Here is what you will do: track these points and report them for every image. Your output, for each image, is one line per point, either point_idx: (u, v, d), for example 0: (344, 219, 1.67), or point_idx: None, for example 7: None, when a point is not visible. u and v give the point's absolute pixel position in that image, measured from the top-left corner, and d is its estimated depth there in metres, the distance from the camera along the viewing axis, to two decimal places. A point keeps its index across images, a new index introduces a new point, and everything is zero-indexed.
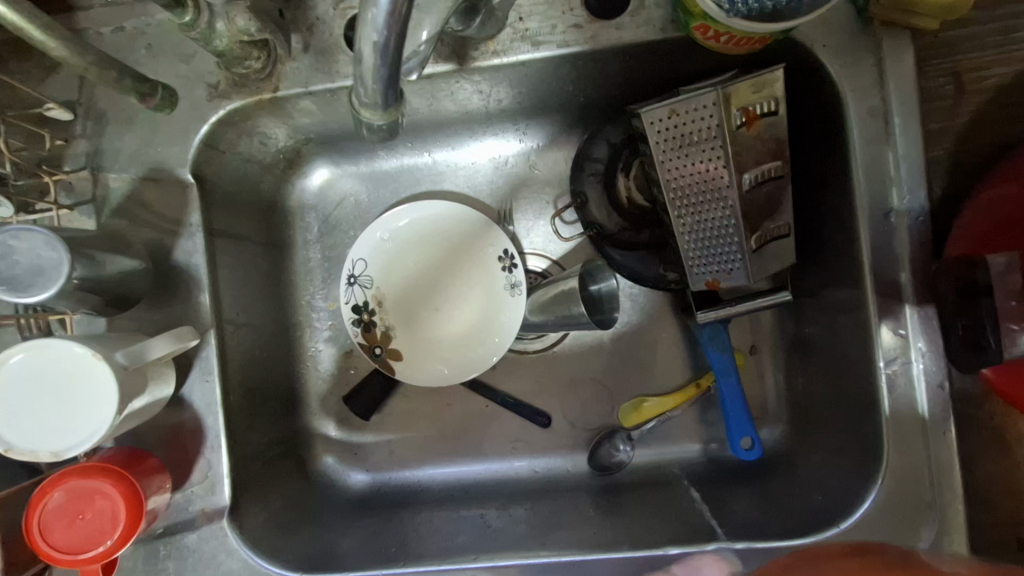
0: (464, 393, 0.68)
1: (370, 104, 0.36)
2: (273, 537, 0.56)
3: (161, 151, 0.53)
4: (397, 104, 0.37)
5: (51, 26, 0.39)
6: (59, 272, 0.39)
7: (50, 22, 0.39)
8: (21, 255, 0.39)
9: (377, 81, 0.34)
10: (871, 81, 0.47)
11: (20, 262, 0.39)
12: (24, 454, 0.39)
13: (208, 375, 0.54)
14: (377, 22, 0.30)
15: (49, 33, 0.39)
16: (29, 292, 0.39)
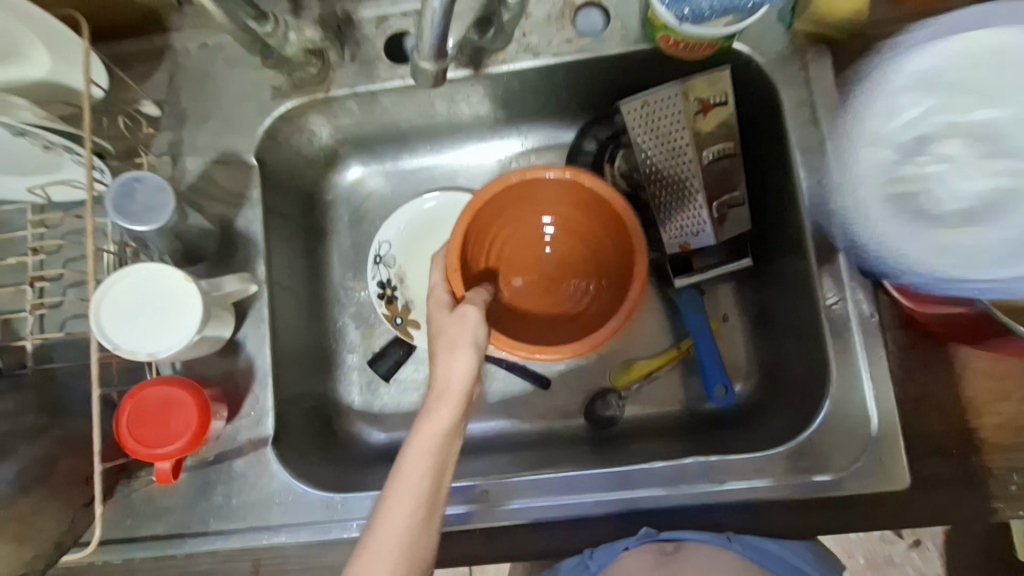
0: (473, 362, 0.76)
1: (428, 59, 0.49)
2: (307, 466, 0.64)
3: (231, 140, 0.65)
4: (444, 59, 0.49)
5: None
6: (166, 212, 0.51)
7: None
8: (140, 196, 0.52)
9: (431, 36, 0.46)
10: (797, 80, 0.60)
11: (138, 201, 0.51)
12: (127, 353, 0.50)
13: (260, 323, 0.64)
14: None
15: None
16: (142, 223, 0.51)
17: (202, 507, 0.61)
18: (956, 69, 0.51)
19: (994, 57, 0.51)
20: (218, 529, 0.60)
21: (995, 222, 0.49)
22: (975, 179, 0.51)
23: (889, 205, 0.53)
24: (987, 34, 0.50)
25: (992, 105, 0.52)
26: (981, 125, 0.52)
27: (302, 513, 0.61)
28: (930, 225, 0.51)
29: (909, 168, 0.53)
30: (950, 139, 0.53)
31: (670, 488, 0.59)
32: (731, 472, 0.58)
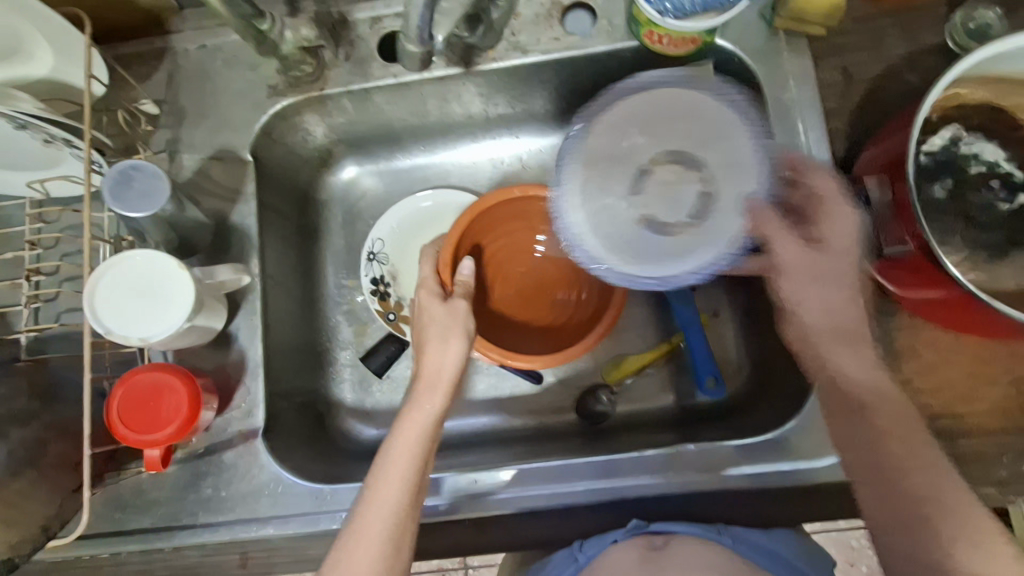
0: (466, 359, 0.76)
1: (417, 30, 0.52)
2: (297, 459, 0.64)
3: (227, 137, 0.67)
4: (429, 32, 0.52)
5: None
6: (162, 195, 0.55)
7: None
8: (135, 182, 0.55)
9: (418, 17, 0.49)
10: (780, 73, 0.61)
11: (134, 187, 0.54)
12: (119, 337, 0.51)
13: (252, 316, 0.64)
14: None
15: None
16: (138, 209, 0.54)
17: (191, 499, 0.61)
18: (631, 127, 0.61)
19: (615, 123, 0.61)
20: (207, 522, 0.60)
21: (710, 229, 0.57)
22: (673, 200, 0.59)
23: (587, 227, 0.59)
24: (603, 118, 0.62)
25: (662, 145, 0.60)
26: (685, 154, 0.59)
27: (291, 505, 0.60)
28: (628, 238, 0.59)
29: (593, 197, 0.60)
30: (675, 159, 0.60)
31: (659, 475, 0.59)
32: (721, 459, 0.58)
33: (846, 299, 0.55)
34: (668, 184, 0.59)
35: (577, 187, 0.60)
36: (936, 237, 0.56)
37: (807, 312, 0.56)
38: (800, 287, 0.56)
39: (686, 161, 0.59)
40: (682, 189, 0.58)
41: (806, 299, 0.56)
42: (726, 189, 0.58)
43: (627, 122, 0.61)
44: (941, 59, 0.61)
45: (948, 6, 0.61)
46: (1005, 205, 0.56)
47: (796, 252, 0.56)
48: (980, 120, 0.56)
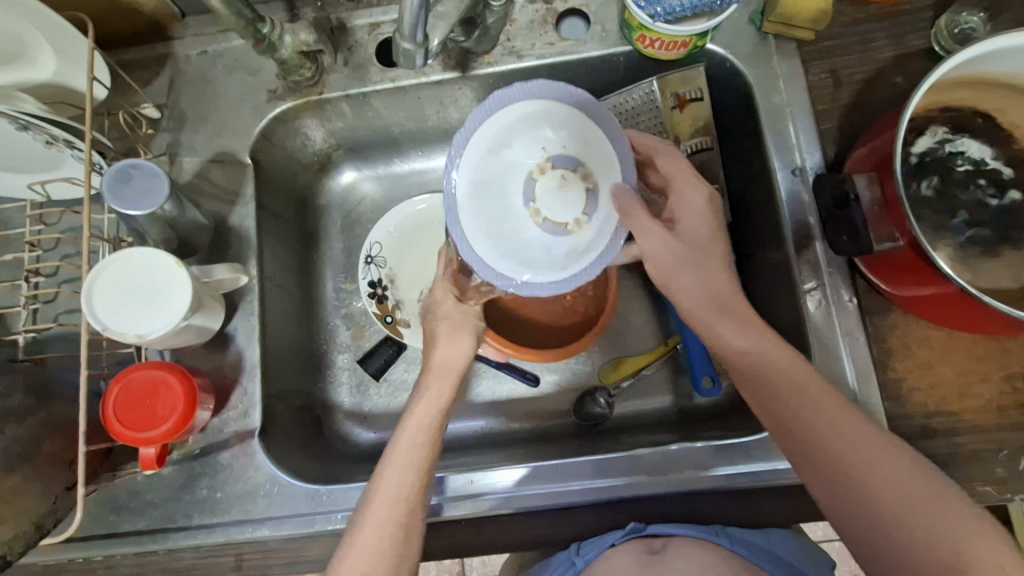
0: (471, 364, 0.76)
1: (409, 38, 0.51)
2: (293, 460, 0.64)
3: (227, 141, 0.68)
4: (424, 38, 0.51)
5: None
6: (162, 194, 0.55)
7: None
8: (134, 180, 0.55)
9: (411, 17, 0.49)
10: (770, 76, 0.63)
11: (134, 184, 0.55)
12: (116, 334, 0.51)
13: (249, 316, 0.64)
14: None
15: None
16: (136, 207, 0.55)
17: (186, 500, 0.60)
18: (512, 134, 0.57)
19: (495, 132, 0.57)
20: (202, 524, 0.60)
21: (594, 230, 0.56)
22: (556, 205, 0.57)
23: (487, 246, 0.56)
24: (492, 130, 0.57)
25: (539, 148, 0.58)
26: (563, 157, 0.57)
27: (287, 506, 0.60)
28: (523, 248, 0.57)
29: (489, 212, 0.57)
30: (558, 166, 0.57)
31: (656, 474, 0.59)
32: (720, 457, 0.58)
33: (716, 274, 0.58)
34: (551, 194, 0.57)
35: (470, 205, 0.56)
36: (927, 234, 0.56)
37: (680, 289, 0.58)
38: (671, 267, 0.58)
39: (563, 163, 0.57)
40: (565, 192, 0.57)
41: (681, 277, 0.58)
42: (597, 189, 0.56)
43: (504, 129, 0.57)
44: (927, 61, 0.62)
45: (933, 10, 0.63)
46: (994, 202, 0.57)
47: (662, 234, 0.57)
48: (967, 119, 0.57)
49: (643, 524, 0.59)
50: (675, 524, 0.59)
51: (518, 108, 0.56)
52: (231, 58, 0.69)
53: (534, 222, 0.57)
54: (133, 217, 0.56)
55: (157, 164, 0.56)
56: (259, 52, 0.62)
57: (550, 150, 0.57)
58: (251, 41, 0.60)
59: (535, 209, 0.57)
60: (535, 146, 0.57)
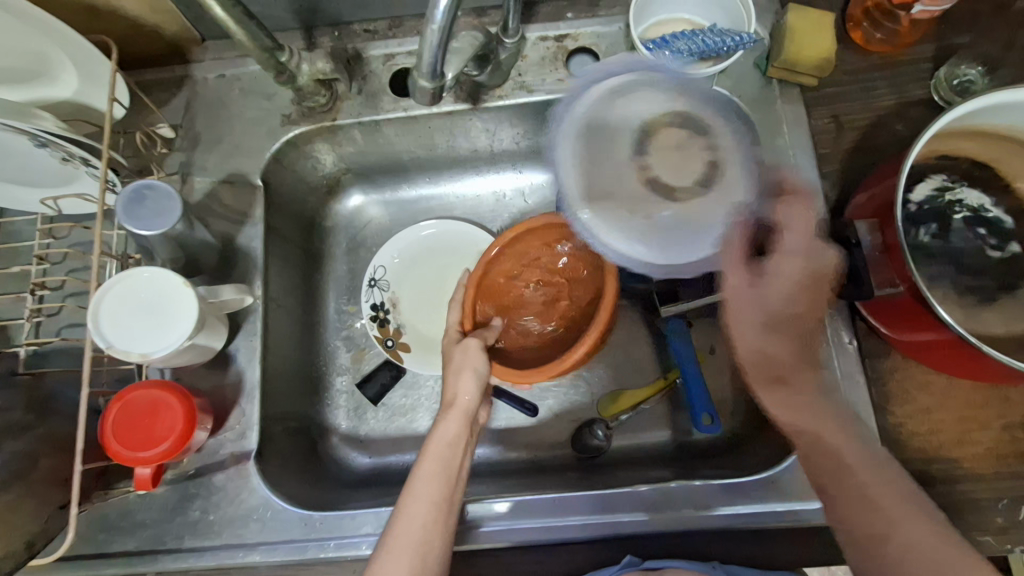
0: None
1: (427, 76, 0.53)
2: (287, 485, 0.64)
3: (238, 162, 0.69)
4: (441, 75, 0.53)
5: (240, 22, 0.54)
6: (173, 216, 0.56)
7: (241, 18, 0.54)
8: (147, 200, 0.56)
9: (429, 56, 0.50)
10: (774, 120, 0.64)
11: (147, 204, 0.56)
12: (120, 352, 0.51)
13: (252, 337, 0.65)
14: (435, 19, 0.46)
15: (227, 13, 0.52)
16: (147, 227, 0.56)
17: (178, 522, 0.60)
18: (657, 99, 0.60)
19: (597, 100, 0.61)
20: (192, 547, 0.59)
21: (709, 210, 0.56)
22: (739, 189, 0.57)
23: (597, 217, 0.56)
24: (587, 104, 0.61)
25: (657, 101, 0.60)
26: (660, 125, 0.60)
27: (280, 531, 0.59)
28: (687, 222, 0.56)
29: (599, 185, 0.58)
30: (670, 129, 0.60)
31: (654, 511, 0.58)
32: (718, 496, 0.58)
33: (792, 346, 0.58)
34: (699, 180, 0.58)
35: (581, 181, 0.58)
36: (927, 280, 0.57)
37: (749, 341, 0.58)
38: (756, 316, 0.58)
39: (672, 135, 0.60)
40: (707, 170, 0.58)
41: (757, 335, 0.58)
42: (678, 174, 0.58)
43: (626, 94, 0.61)
44: (927, 111, 0.64)
45: (933, 62, 0.65)
46: (992, 251, 0.58)
47: (741, 282, 0.57)
48: (966, 169, 0.58)
49: (641, 560, 0.58)
50: (673, 561, 0.58)
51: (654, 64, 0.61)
52: (248, 82, 0.71)
53: (639, 180, 0.58)
54: (144, 236, 0.57)
55: (170, 186, 0.57)
56: (278, 82, 0.63)
57: (682, 120, 0.60)
58: (270, 72, 0.62)
59: (641, 187, 0.58)
60: (672, 108, 0.60)
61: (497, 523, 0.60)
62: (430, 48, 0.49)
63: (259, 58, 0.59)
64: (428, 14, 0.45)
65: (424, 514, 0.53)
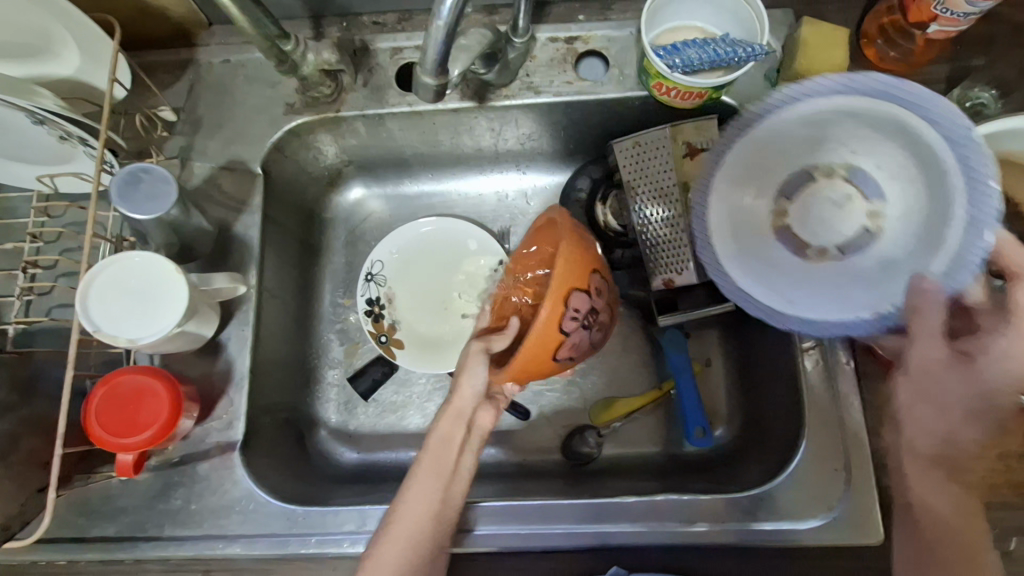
0: None
1: (430, 72, 0.52)
2: (272, 477, 0.63)
3: (239, 149, 0.68)
4: (445, 72, 0.52)
5: (244, 8, 0.53)
6: (167, 201, 0.55)
7: (246, 4, 0.53)
8: (142, 183, 0.56)
9: (434, 53, 0.49)
10: None
11: (142, 188, 0.55)
12: (107, 337, 0.51)
13: (244, 327, 0.64)
14: (441, 15, 0.45)
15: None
16: (140, 211, 0.55)
17: (159, 510, 0.59)
18: (868, 135, 0.52)
19: (788, 125, 0.53)
20: (172, 536, 0.58)
21: (877, 280, 0.52)
22: (911, 259, 0.50)
23: (731, 261, 0.54)
24: (772, 121, 0.53)
25: (850, 149, 0.53)
26: (861, 170, 0.53)
27: (262, 524, 0.58)
28: (837, 288, 0.53)
29: (736, 232, 0.55)
30: (850, 183, 0.54)
31: (640, 523, 0.58)
32: (706, 512, 0.57)
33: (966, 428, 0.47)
34: (909, 241, 0.51)
35: (722, 222, 0.55)
36: None
37: (908, 430, 0.48)
38: (914, 401, 0.47)
39: (862, 182, 0.53)
40: (905, 235, 0.51)
41: (906, 421, 0.48)
42: (898, 233, 0.51)
43: (822, 123, 0.53)
44: None
45: (946, 84, 0.64)
46: None
47: (940, 362, 0.46)
48: None
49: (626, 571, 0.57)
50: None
51: (857, 93, 0.50)
52: (252, 68, 0.70)
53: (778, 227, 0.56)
54: (137, 220, 0.56)
55: (167, 170, 0.56)
56: (281, 71, 0.63)
57: (893, 166, 0.51)
58: (274, 60, 0.61)
59: (800, 242, 0.55)
60: (844, 149, 0.53)
61: (488, 524, 0.59)
62: (435, 44, 0.49)
63: (263, 44, 0.58)
64: (435, 9, 0.45)
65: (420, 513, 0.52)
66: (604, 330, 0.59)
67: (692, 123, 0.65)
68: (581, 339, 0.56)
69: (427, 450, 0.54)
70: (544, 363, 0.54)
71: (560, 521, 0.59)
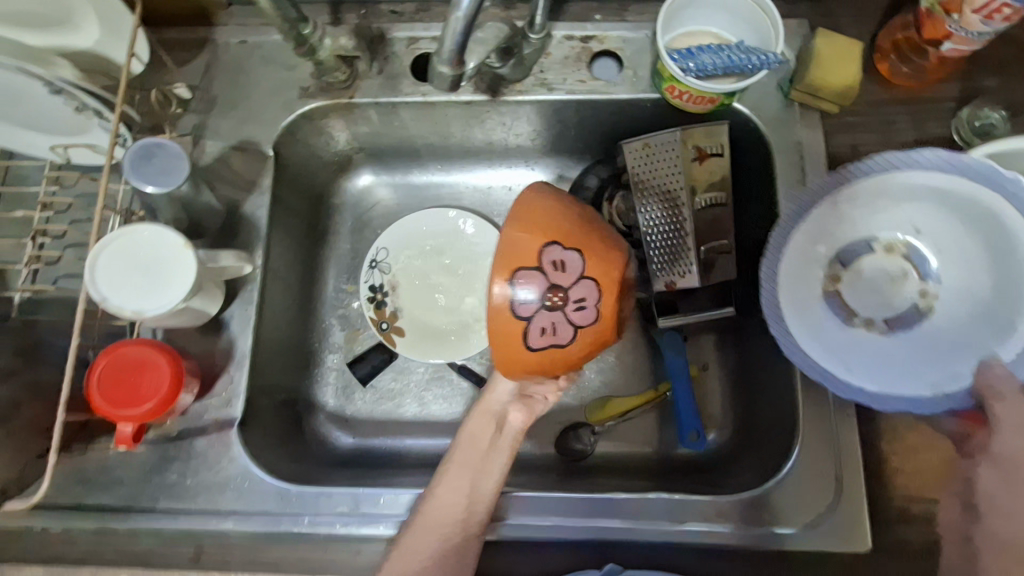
0: (463, 386, 0.76)
1: (447, 62, 0.52)
2: (268, 456, 0.64)
3: (251, 130, 0.68)
4: (461, 63, 0.52)
5: None
6: (179, 176, 0.56)
7: None
8: (154, 157, 0.56)
9: (451, 43, 0.50)
10: (792, 143, 0.64)
11: (154, 162, 0.56)
12: (113, 307, 0.51)
13: (247, 306, 0.64)
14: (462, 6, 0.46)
15: None
16: (150, 184, 0.55)
17: (155, 483, 0.60)
18: (937, 218, 0.56)
19: (871, 193, 0.57)
20: (166, 509, 0.59)
21: (929, 357, 0.55)
22: (971, 338, 0.54)
23: (794, 319, 0.57)
24: (860, 185, 0.56)
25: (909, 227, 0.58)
26: (919, 250, 0.58)
27: (255, 502, 0.59)
28: (892, 356, 0.56)
29: (797, 291, 0.58)
30: (906, 260, 0.59)
31: (629, 521, 0.58)
32: (695, 513, 0.58)
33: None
34: (964, 321, 0.55)
35: (790, 281, 0.57)
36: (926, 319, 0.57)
37: (989, 518, 0.46)
38: (1000, 489, 0.46)
39: (917, 262, 0.58)
40: (962, 315, 0.55)
41: (988, 511, 0.46)
42: (949, 311, 0.56)
43: (901, 198, 0.57)
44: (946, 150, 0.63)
45: (956, 101, 0.64)
46: None
47: None
48: None
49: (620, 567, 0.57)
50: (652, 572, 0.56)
51: (955, 175, 0.53)
52: (268, 50, 0.70)
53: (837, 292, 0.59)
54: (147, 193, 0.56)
55: (180, 146, 0.57)
56: (298, 54, 0.63)
57: (955, 249, 0.56)
58: (290, 43, 0.61)
59: (853, 309, 0.58)
60: (909, 227, 0.58)
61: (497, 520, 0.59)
62: (453, 34, 0.49)
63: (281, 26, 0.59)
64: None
65: (446, 506, 0.52)
66: (590, 309, 0.48)
67: (703, 127, 0.66)
68: (556, 324, 0.47)
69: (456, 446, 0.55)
70: (520, 354, 0.48)
71: (553, 513, 0.59)
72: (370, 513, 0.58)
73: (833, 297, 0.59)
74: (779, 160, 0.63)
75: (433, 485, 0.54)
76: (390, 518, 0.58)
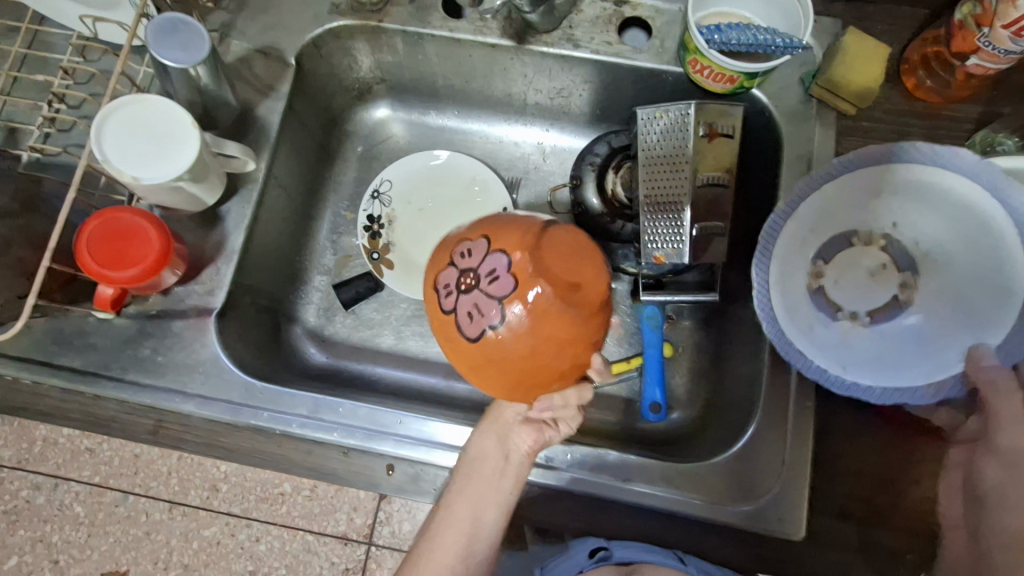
0: None
1: None
2: (241, 353, 0.65)
3: (278, 36, 0.69)
4: None
5: None
6: (196, 57, 0.57)
7: None
8: (178, 34, 0.57)
9: None
10: (803, 137, 0.64)
11: (178, 38, 0.57)
12: (111, 169, 0.52)
13: (245, 205, 0.66)
14: None
15: None
16: (168, 56, 0.56)
17: (128, 354, 0.61)
18: (924, 212, 0.57)
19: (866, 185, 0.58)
20: (134, 380, 0.61)
21: (906, 349, 0.56)
22: (948, 330, 0.55)
23: (784, 318, 0.57)
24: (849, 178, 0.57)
25: (890, 221, 0.59)
26: (898, 243, 0.59)
27: (221, 389, 0.61)
28: (874, 351, 0.57)
29: (788, 286, 0.58)
30: (884, 252, 0.59)
31: (574, 470, 0.60)
32: (640, 474, 0.59)
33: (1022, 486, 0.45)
34: (939, 314, 0.56)
35: (782, 276, 0.58)
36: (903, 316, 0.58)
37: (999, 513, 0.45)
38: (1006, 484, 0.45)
39: (898, 255, 0.59)
40: (941, 307, 0.56)
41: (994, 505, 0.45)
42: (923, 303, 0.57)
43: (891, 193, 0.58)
44: None
45: (973, 124, 0.64)
46: None
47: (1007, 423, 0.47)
48: None
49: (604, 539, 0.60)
50: (638, 545, 0.59)
51: (945, 167, 0.55)
52: None
53: (823, 287, 0.59)
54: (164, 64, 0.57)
55: (206, 31, 0.58)
56: None
57: (939, 242, 0.57)
58: None
59: (837, 305, 0.59)
60: (889, 222, 0.59)
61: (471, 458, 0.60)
62: None
63: None
64: None
65: (467, 520, 0.54)
66: (505, 281, 0.43)
67: (717, 107, 0.64)
68: (482, 314, 0.44)
69: (466, 468, 0.56)
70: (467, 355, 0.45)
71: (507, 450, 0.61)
72: (328, 419, 0.60)
73: (819, 296, 0.59)
74: (787, 152, 0.64)
75: (450, 497, 0.56)
76: (347, 427, 0.60)
